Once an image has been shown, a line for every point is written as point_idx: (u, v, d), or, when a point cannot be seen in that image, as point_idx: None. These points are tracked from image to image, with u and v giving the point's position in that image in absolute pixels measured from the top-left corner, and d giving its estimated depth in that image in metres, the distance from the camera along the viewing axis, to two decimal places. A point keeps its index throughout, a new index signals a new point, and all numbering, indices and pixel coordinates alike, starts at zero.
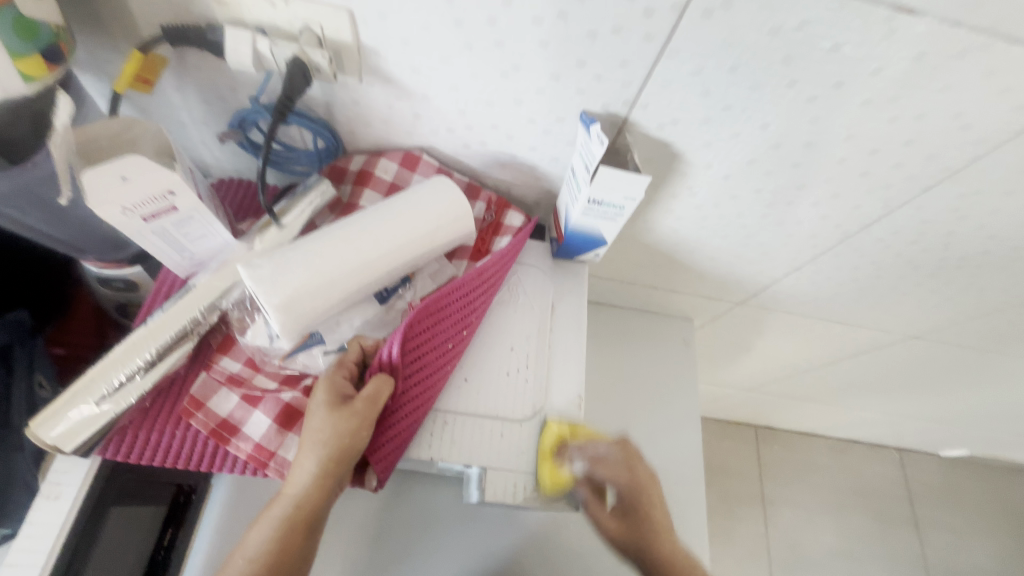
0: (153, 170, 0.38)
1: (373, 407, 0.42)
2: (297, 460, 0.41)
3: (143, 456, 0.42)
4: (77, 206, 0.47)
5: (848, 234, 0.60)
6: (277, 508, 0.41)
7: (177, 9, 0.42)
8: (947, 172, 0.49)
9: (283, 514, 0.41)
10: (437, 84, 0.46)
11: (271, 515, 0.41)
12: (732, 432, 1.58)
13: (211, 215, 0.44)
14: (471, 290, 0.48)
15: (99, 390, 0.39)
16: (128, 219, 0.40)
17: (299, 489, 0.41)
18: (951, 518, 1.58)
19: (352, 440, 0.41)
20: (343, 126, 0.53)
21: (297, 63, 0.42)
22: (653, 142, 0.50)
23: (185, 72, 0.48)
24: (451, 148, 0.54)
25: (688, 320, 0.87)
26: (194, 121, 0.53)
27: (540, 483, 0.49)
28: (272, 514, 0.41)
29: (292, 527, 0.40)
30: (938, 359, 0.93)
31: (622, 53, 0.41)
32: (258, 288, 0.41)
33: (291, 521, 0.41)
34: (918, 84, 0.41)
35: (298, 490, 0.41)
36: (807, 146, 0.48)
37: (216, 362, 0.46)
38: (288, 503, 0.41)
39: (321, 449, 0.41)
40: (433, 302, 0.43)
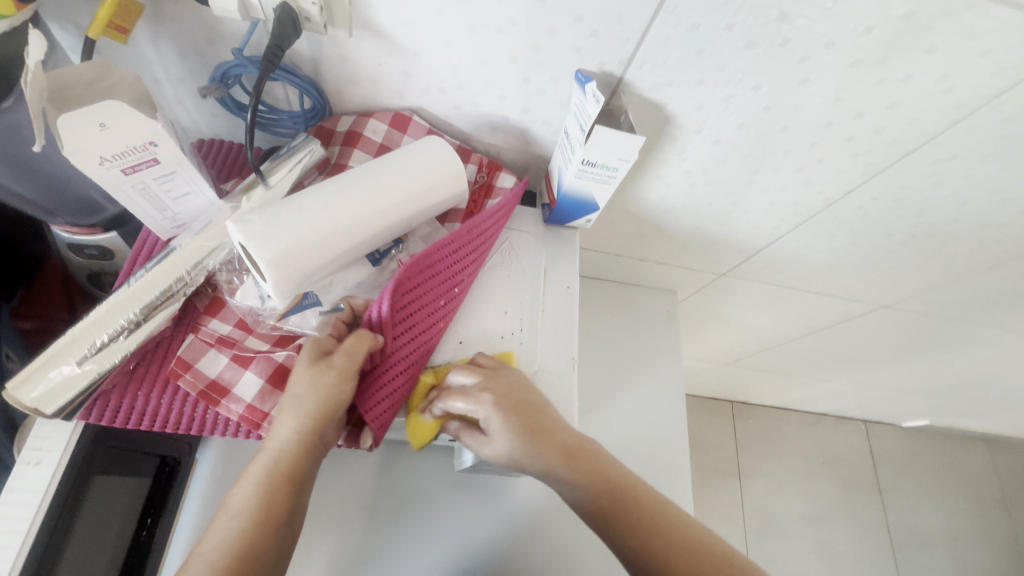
0: (134, 119, 0.36)
1: (350, 359, 0.41)
2: (280, 417, 0.41)
3: (129, 419, 0.41)
4: (47, 162, 0.45)
5: (829, 201, 0.62)
6: (259, 466, 0.40)
7: None
8: (926, 137, 0.51)
9: (266, 471, 0.40)
10: (431, 39, 0.45)
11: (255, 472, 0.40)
12: (709, 408, 1.63)
13: (195, 171, 0.42)
14: (462, 247, 0.47)
15: (80, 350, 0.38)
16: (107, 171, 0.38)
17: (280, 444, 0.40)
18: (910, 484, 1.68)
19: (333, 392, 0.41)
20: (330, 85, 0.51)
21: (288, 11, 0.40)
22: (647, 104, 0.50)
23: (161, 22, 0.45)
24: (442, 109, 0.53)
25: (672, 293, 0.89)
26: (170, 78, 0.51)
27: None
28: (253, 472, 0.40)
29: (276, 484, 0.40)
30: (905, 329, 0.97)
31: (620, 8, 0.41)
32: (249, 243, 0.39)
33: (276, 477, 0.40)
34: (905, 45, 0.42)
35: (280, 445, 0.40)
36: (796, 109, 0.49)
37: (204, 324, 0.45)
38: (270, 458, 0.40)
39: (300, 402, 0.40)
40: (423, 260, 0.42)
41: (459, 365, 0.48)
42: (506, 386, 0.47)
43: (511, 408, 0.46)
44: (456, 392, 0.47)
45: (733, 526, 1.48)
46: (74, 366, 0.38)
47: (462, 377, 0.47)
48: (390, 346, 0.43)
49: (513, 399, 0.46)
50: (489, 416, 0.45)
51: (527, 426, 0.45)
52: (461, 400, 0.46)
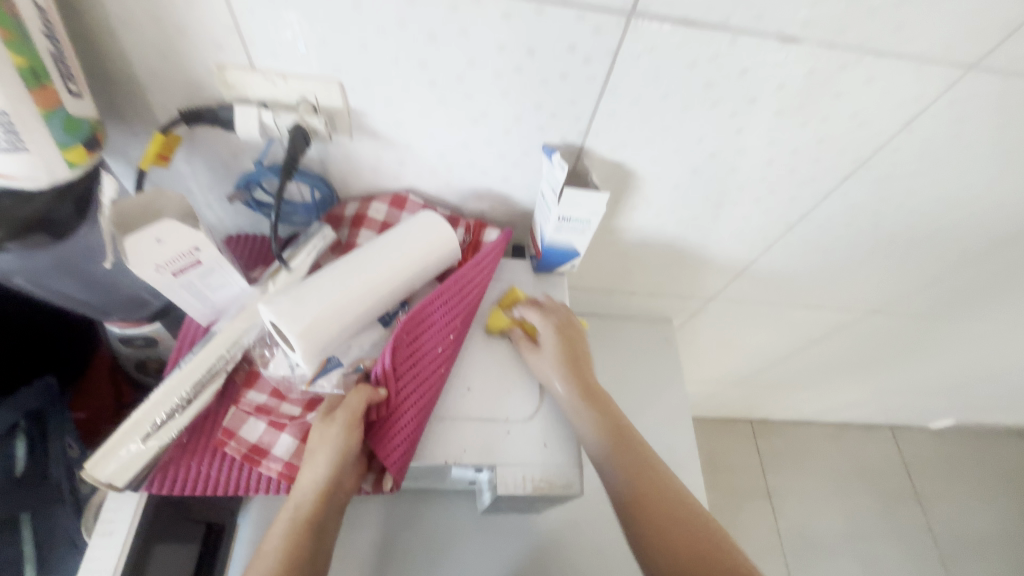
0: (183, 231, 0.44)
1: (352, 413, 0.47)
2: (301, 470, 0.47)
3: (186, 487, 0.47)
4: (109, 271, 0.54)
5: (791, 224, 0.68)
6: (286, 514, 0.46)
7: (189, 94, 0.49)
8: (859, 162, 0.57)
9: (291, 518, 0.46)
10: (418, 134, 0.54)
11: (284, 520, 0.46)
12: (729, 429, 1.63)
13: (230, 266, 0.50)
14: (451, 298, 0.53)
15: (144, 428, 0.44)
16: (161, 276, 0.46)
17: (300, 495, 0.46)
18: (949, 488, 1.63)
19: (340, 444, 0.46)
20: (336, 177, 0.60)
21: (299, 130, 0.49)
22: (609, 163, 0.58)
23: (194, 146, 0.55)
24: (434, 186, 0.62)
25: (667, 321, 0.94)
26: (201, 187, 0.60)
27: (544, 474, 0.54)
28: (281, 520, 0.46)
29: (299, 529, 0.46)
30: (900, 331, 1.00)
31: (572, 93, 0.49)
32: (280, 321, 0.46)
33: (301, 523, 0.46)
34: (816, 94, 0.50)
35: (301, 494, 0.46)
36: (739, 153, 0.56)
37: (244, 395, 0.51)
38: (293, 506, 0.46)
39: (313, 456, 0.46)
40: (417, 314, 0.48)
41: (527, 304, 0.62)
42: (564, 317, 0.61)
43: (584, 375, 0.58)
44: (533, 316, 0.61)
45: (772, 550, 1.45)
46: (141, 445, 0.44)
47: (534, 314, 0.60)
48: (397, 395, 0.49)
49: (577, 357, 0.59)
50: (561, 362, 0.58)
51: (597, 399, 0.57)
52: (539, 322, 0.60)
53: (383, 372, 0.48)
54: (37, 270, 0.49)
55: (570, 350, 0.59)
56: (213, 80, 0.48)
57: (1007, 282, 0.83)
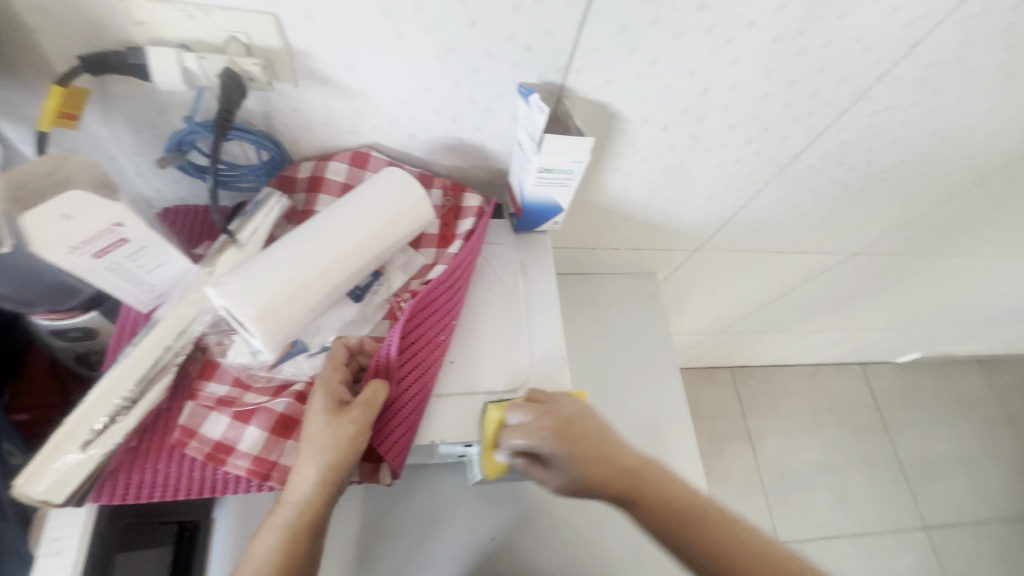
0: (97, 204, 0.37)
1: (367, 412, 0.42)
2: (296, 469, 0.42)
3: (141, 494, 0.42)
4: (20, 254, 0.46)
5: (783, 165, 0.64)
6: (281, 516, 0.42)
7: (89, 36, 0.41)
8: (858, 93, 0.53)
9: (285, 522, 0.42)
10: (374, 78, 0.47)
11: (276, 523, 0.42)
12: (710, 377, 1.65)
13: (164, 243, 0.43)
14: (453, 279, 0.51)
15: (81, 437, 0.39)
16: (79, 259, 0.39)
17: (298, 497, 0.42)
18: (915, 417, 1.72)
19: (347, 447, 0.42)
20: (284, 135, 0.52)
21: (231, 75, 0.41)
22: (591, 104, 0.52)
23: (108, 102, 0.46)
24: (398, 140, 0.55)
25: (652, 275, 0.91)
26: (125, 152, 0.52)
27: None
28: (276, 523, 0.42)
29: (297, 534, 0.42)
30: (879, 271, 1.00)
31: (548, 22, 0.43)
32: (231, 304, 0.41)
33: (297, 528, 0.42)
34: (820, 15, 0.44)
35: (300, 497, 0.42)
36: (733, 87, 0.51)
37: (202, 389, 0.45)
38: (289, 510, 0.42)
39: (317, 459, 0.41)
40: (423, 297, 0.46)
41: (518, 403, 0.47)
42: (550, 415, 0.46)
43: (573, 441, 0.45)
44: (524, 427, 0.46)
45: (754, 488, 1.51)
46: (80, 452, 0.39)
47: (523, 416, 0.46)
48: (400, 384, 0.46)
49: (569, 429, 0.45)
50: (553, 452, 0.45)
51: (579, 447, 0.45)
52: (527, 441, 0.45)
53: (387, 362, 0.45)
54: None
55: (569, 442, 0.45)
56: (115, 17, 0.39)
57: (989, 215, 0.82)
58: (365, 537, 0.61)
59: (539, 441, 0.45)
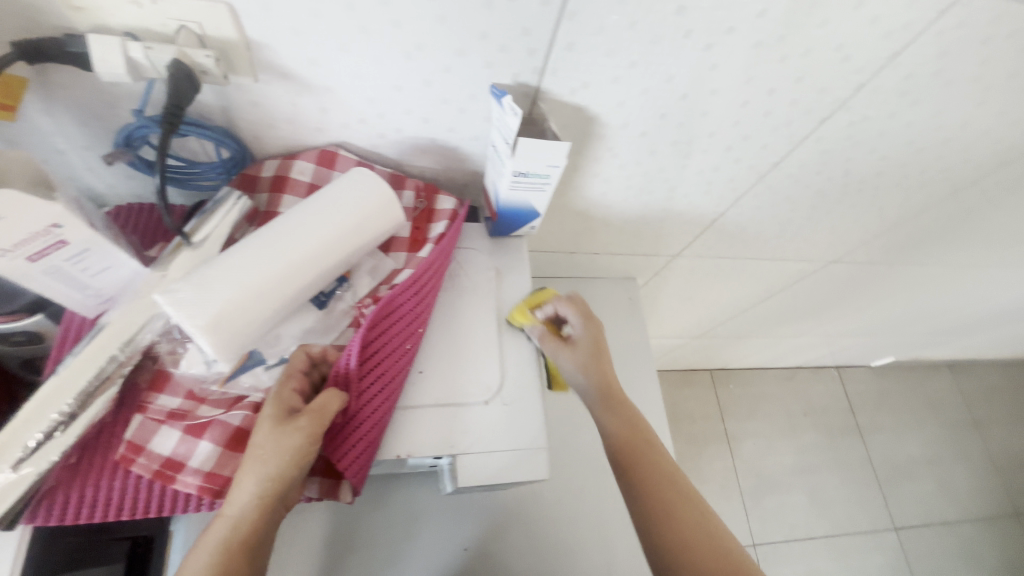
0: (31, 203, 0.34)
1: (320, 420, 0.42)
2: (236, 480, 0.40)
3: (81, 514, 0.39)
4: None
5: (763, 173, 0.63)
6: (216, 533, 0.40)
7: (24, 20, 0.37)
8: (837, 103, 0.53)
9: (220, 542, 0.39)
10: (340, 74, 0.44)
11: (210, 541, 0.40)
12: (690, 379, 1.66)
13: (110, 245, 0.40)
14: (422, 287, 0.49)
15: (13, 455, 0.36)
16: (11, 262, 0.36)
17: (236, 510, 0.40)
18: (887, 420, 1.75)
19: (297, 458, 0.41)
20: (246, 132, 0.50)
21: (181, 68, 0.38)
22: (569, 107, 0.50)
23: (50, 91, 0.43)
24: (367, 140, 0.53)
25: (631, 279, 0.90)
26: (73, 146, 0.49)
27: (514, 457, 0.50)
28: (209, 541, 0.40)
29: (231, 553, 0.39)
30: (855, 278, 1.01)
31: (523, 22, 0.41)
32: (179, 313, 0.38)
33: (232, 545, 0.39)
34: (800, 22, 0.43)
35: (238, 509, 0.40)
36: (712, 93, 0.50)
37: (152, 402, 0.42)
38: (226, 527, 0.40)
39: (264, 469, 0.40)
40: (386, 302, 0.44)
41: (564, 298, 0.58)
42: (597, 331, 0.57)
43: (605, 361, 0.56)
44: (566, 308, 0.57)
45: (731, 490, 1.52)
46: (11, 472, 0.36)
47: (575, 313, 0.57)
48: (360, 397, 0.44)
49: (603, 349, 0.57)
50: (585, 330, 0.57)
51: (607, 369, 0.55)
52: (574, 312, 0.57)
53: (348, 373, 0.43)
54: None
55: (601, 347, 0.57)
56: (53, 2, 0.36)
57: (963, 225, 0.83)
58: (330, 551, 0.59)
59: (579, 316, 0.57)
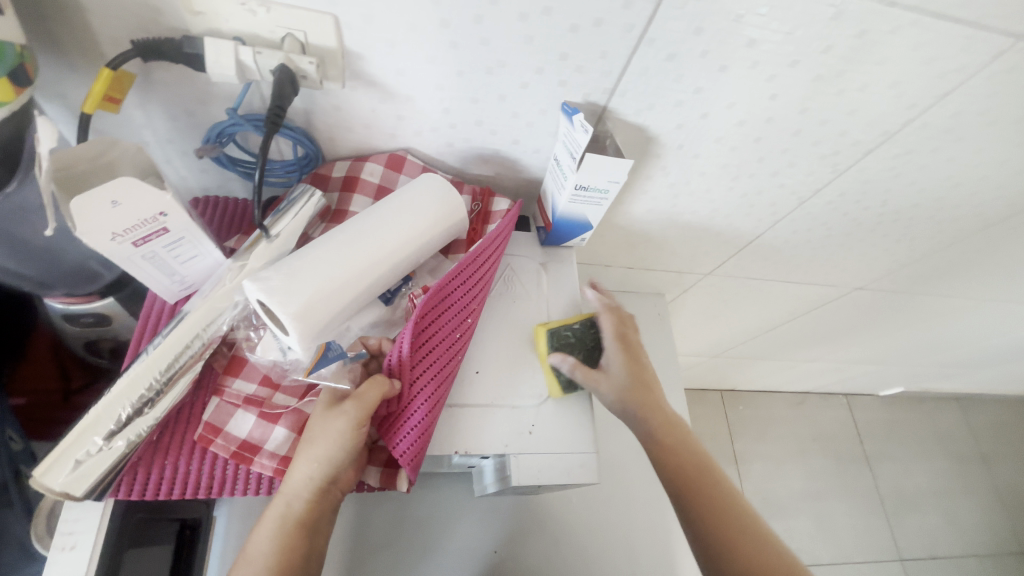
0: (145, 192, 0.36)
1: (366, 406, 0.43)
2: (294, 461, 0.42)
3: (160, 490, 0.41)
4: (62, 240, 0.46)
5: (803, 199, 0.66)
6: (276, 509, 0.42)
7: (142, 21, 0.40)
8: (885, 136, 0.55)
9: (281, 516, 0.42)
10: (422, 85, 0.47)
11: (271, 516, 0.42)
12: (701, 399, 1.67)
13: (202, 234, 0.42)
14: (472, 277, 0.49)
15: (106, 428, 0.38)
16: (118, 245, 0.38)
17: (292, 489, 0.42)
18: (895, 449, 1.75)
19: (346, 441, 0.42)
20: (322, 134, 0.52)
21: (286, 72, 0.41)
22: (631, 127, 0.53)
23: (149, 87, 0.46)
24: (435, 147, 0.55)
25: (660, 296, 0.92)
26: (157, 139, 0.51)
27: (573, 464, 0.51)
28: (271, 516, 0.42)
29: (291, 526, 0.42)
30: (877, 306, 1.03)
31: (603, 46, 0.44)
32: (271, 300, 0.40)
33: (290, 521, 0.42)
34: (861, 59, 0.46)
35: (294, 488, 0.42)
36: (768, 121, 0.52)
37: (228, 385, 0.45)
38: (284, 503, 0.42)
39: (316, 452, 0.42)
40: (437, 292, 0.44)
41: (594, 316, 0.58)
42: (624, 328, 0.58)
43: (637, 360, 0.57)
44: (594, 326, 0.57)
45: None
46: (103, 443, 0.38)
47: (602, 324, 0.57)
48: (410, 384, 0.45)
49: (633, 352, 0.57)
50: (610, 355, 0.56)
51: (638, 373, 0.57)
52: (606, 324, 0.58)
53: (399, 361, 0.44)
54: None
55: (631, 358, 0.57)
56: (174, 6, 0.39)
57: (988, 260, 0.85)
58: (365, 541, 0.61)
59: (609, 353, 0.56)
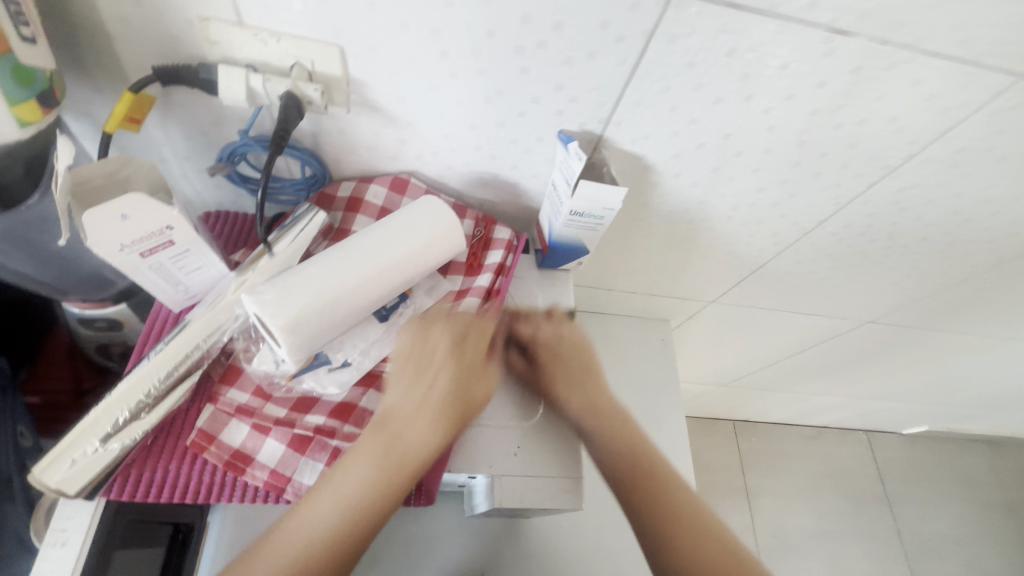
0: (153, 207, 0.38)
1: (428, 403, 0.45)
2: (383, 415, 0.43)
3: (151, 494, 0.42)
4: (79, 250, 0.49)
5: (806, 230, 0.65)
6: (371, 444, 0.41)
7: (164, 49, 0.43)
8: (886, 170, 0.55)
9: (388, 452, 0.41)
10: (423, 111, 0.49)
11: (363, 455, 0.40)
12: (711, 428, 1.63)
13: (207, 248, 0.45)
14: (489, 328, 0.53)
15: (103, 430, 0.40)
16: (126, 256, 0.41)
17: (398, 441, 0.42)
18: (915, 490, 1.67)
19: (435, 372, 0.46)
20: (329, 154, 0.55)
21: (292, 98, 0.43)
22: (628, 155, 0.54)
23: (169, 109, 0.49)
24: (437, 170, 0.57)
25: (665, 321, 0.92)
26: (175, 156, 0.54)
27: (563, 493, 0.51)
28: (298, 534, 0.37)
29: (388, 454, 0.41)
30: (890, 341, 1.00)
31: (597, 77, 0.45)
32: (264, 312, 0.42)
33: (387, 447, 0.41)
34: (856, 95, 0.46)
35: (398, 441, 0.42)
36: (765, 152, 0.53)
37: (223, 394, 0.46)
38: (385, 439, 0.42)
39: (409, 394, 0.44)
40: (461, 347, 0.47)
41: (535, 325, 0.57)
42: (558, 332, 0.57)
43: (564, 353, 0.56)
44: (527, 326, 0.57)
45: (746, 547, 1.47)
46: (99, 445, 0.40)
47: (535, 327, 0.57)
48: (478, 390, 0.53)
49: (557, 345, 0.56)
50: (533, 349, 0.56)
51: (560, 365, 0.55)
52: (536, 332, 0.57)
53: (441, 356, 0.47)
54: None
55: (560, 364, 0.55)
56: (194, 36, 0.42)
57: (1006, 297, 0.82)
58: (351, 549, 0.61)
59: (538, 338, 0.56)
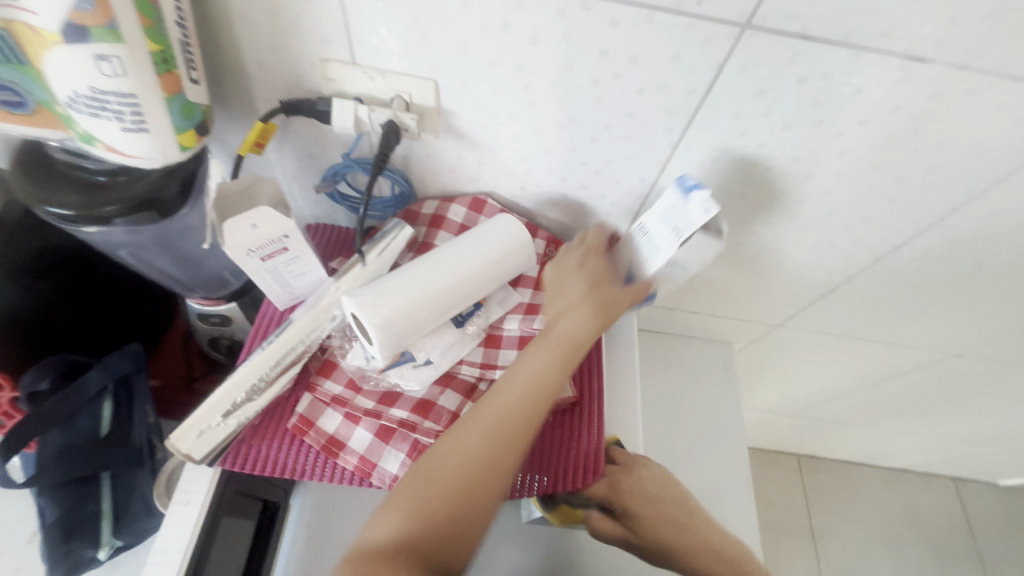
0: (276, 218, 0.46)
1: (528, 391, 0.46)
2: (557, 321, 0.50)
3: (259, 467, 0.49)
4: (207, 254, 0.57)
5: (881, 255, 0.64)
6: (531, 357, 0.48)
7: (290, 85, 0.50)
8: (971, 195, 0.53)
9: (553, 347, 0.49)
10: (502, 136, 0.54)
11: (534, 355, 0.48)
12: (775, 461, 1.55)
13: (313, 255, 0.51)
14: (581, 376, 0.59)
15: (224, 407, 0.47)
16: (250, 259, 0.48)
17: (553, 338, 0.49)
18: (1015, 550, 1.50)
19: (581, 307, 0.51)
20: (416, 175, 0.61)
21: (392, 125, 0.49)
22: (695, 178, 0.56)
23: (286, 135, 0.57)
24: (511, 190, 0.61)
25: (728, 344, 0.90)
26: (285, 175, 0.62)
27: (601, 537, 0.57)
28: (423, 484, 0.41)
29: (553, 352, 0.49)
30: (980, 378, 0.93)
31: (668, 105, 0.48)
32: (362, 311, 0.47)
33: (549, 352, 0.48)
34: (935, 119, 0.46)
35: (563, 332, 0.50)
36: (836, 175, 0.53)
37: (320, 384, 0.52)
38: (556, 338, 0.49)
39: (577, 314, 0.51)
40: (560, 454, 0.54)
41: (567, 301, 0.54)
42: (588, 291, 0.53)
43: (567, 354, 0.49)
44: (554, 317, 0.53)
45: None
46: (220, 420, 0.47)
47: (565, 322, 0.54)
48: (590, 420, 0.56)
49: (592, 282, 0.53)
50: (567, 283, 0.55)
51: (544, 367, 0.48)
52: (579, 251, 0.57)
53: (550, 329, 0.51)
54: (140, 244, 0.52)
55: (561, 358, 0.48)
56: (314, 74, 0.49)
57: None
58: None
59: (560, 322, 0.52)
